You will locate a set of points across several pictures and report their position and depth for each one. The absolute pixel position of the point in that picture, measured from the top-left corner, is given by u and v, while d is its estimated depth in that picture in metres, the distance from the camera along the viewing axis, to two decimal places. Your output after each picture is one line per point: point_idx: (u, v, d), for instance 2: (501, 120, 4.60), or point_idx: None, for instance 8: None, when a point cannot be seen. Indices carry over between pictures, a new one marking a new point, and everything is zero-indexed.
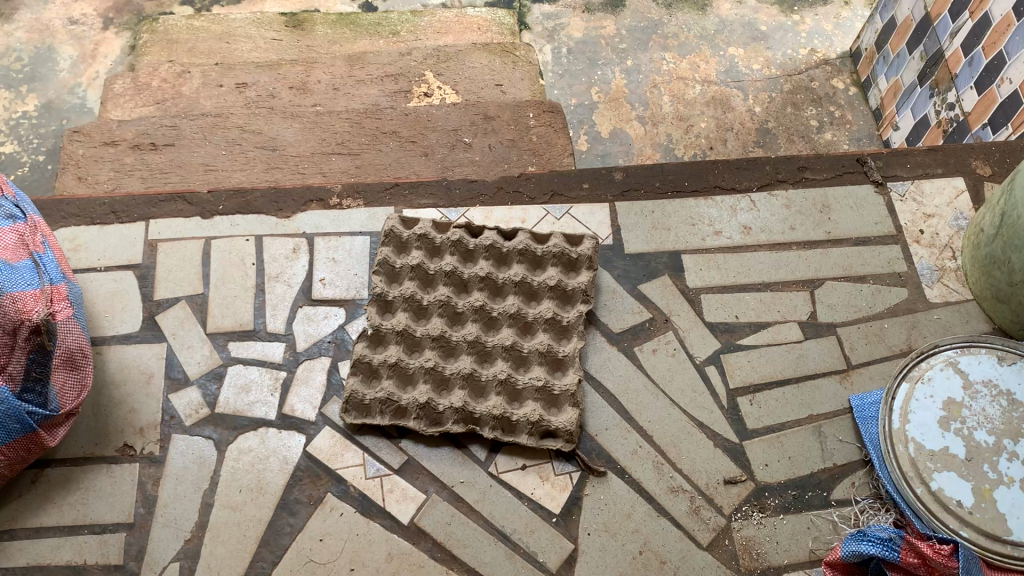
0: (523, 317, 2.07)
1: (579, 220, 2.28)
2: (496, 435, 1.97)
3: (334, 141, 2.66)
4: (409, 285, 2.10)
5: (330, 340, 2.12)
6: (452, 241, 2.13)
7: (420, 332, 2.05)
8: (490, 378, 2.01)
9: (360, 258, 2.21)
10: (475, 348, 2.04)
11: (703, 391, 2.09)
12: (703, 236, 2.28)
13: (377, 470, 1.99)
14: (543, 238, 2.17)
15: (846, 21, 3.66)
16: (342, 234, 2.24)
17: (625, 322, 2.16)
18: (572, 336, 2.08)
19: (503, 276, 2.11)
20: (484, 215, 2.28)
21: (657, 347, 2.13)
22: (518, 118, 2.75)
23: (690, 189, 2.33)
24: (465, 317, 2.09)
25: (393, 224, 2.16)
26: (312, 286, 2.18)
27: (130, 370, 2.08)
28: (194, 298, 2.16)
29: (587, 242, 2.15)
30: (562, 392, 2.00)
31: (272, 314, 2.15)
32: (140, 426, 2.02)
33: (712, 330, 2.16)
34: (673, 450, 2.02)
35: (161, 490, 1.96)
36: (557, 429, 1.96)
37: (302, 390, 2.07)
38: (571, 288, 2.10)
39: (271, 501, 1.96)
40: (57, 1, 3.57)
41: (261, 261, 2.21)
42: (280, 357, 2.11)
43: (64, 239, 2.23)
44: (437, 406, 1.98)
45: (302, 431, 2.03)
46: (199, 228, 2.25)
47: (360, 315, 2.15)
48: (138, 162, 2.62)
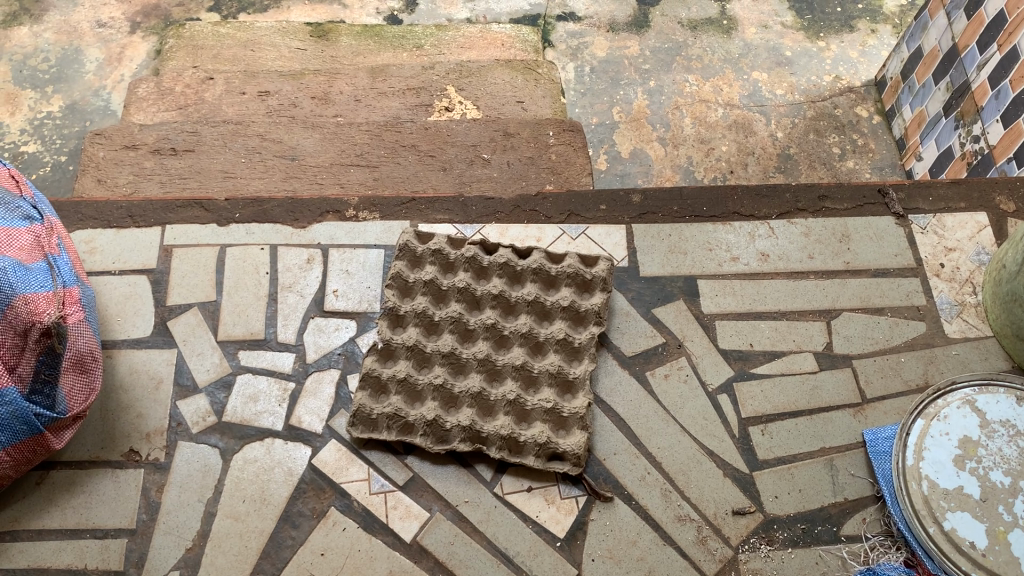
0: (535, 336, 2.05)
1: (595, 241, 2.26)
2: (502, 455, 1.95)
3: (353, 152, 2.66)
4: (421, 300, 2.08)
5: (340, 352, 2.11)
6: (466, 258, 2.12)
7: (431, 348, 2.04)
8: (498, 397, 1.99)
9: (374, 271, 2.20)
10: (484, 366, 2.02)
11: (714, 419, 2.07)
12: (720, 261, 2.25)
13: (382, 486, 1.98)
14: (558, 258, 2.15)
15: (872, 49, 3.64)
16: (357, 246, 2.24)
17: (638, 345, 2.13)
18: (583, 358, 2.06)
19: (516, 295, 2.09)
20: (499, 232, 2.27)
21: (669, 372, 2.10)
22: (537, 135, 2.73)
23: (708, 213, 2.32)
24: (476, 334, 2.07)
25: (407, 239, 2.15)
26: (325, 297, 2.17)
27: (139, 375, 2.08)
28: (206, 305, 2.16)
29: (602, 263, 2.13)
30: (570, 415, 1.98)
31: (284, 324, 2.14)
32: (147, 432, 2.02)
33: (726, 358, 2.14)
34: (681, 478, 2.00)
35: (165, 497, 1.96)
36: (564, 452, 1.94)
37: (310, 402, 2.06)
38: (585, 309, 2.08)
39: (274, 512, 1.95)
40: (87, 5, 3.62)
41: (275, 270, 2.20)
42: (290, 367, 2.10)
43: (80, 241, 2.24)
44: (445, 424, 1.96)
45: (309, 444, 2.02)
46: (215, 234, 2.25)
47: (371, 328, 2.14)
48: (158, 167, 2.64)
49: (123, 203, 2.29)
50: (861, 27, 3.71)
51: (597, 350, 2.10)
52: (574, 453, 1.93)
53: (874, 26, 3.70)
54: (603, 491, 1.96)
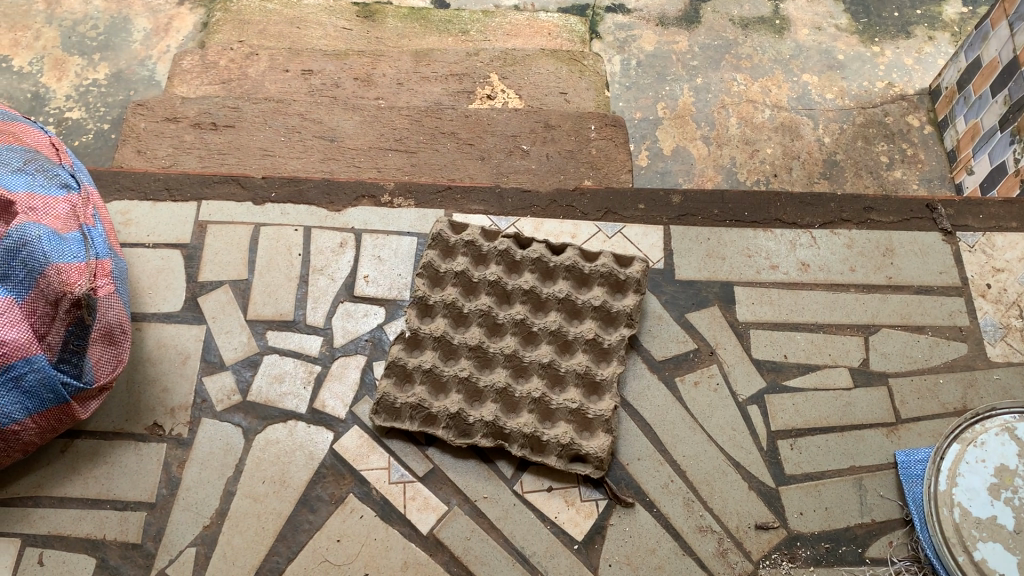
0: (565, 335, 2.02)
1: (631, 240, 2.22)
2: (525, 454, 1.93)
3: (392, 136, 2.64)
4: (452, 291, 2.06)
5: (367, 339, 2.10)
6: (499, 251, 2.09)
7: (458, 341, 2.01)
8: (523, 394, 1.96)
9: (406, 259, 2.18)
10: (511, 362, 2.00)
11: (743, 430, 2.03)
12: (759, 268, 2.20)
13: (401, 476, 1.96)
14: (593, 256, 2.11)
15: (928, 57, 3.54)
16: (390, 232, 2.22)
17: (669, 350, 2.09)
18: (612, 359, 2.02)
19: (548, 292, 2.06)
20: (534, 226, 2.23)
21: (700, 380, 2.06)
22: (579, 128, 2.69)
23: (750, 219, 2.27)
24: (505, 329, 2.04)
25: (441, 228, 2.12)
26: (356, 282, 2.16)
27: (167, 349, 2.08)
28: (237, 283, 2.15)
29: (637, 264, 2.09)
30: (596, 417, 1.94)
31: (313, 307, 2.13)
32: (171, 407, 2.02)
33: (758, 368, 2.09)
34: (705, 487, 1.96)
35: (185, 473, 1.96)
36: (586, 454, 1.91)
37: (335, 386, 2.05)
38: (616, 311, 2.04)
39: (292, 495, 1.94)
40: None
41: (308, 252, 2.19)
42: (317, 351, 2.09)
43: (116, 212, 2.25)
44: (467, 418, 1.94)
45: (331, 429, 2.01)
46: (250, 213, 2.25)
47: (399, 316, 2.12)
48: (197, 141, 2.64)
49: (162, 176, 2.29)
50: (918, 33, 3.61)
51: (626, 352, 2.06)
52: (597, 456, 1.90)
53: (932, 33, 3.60)
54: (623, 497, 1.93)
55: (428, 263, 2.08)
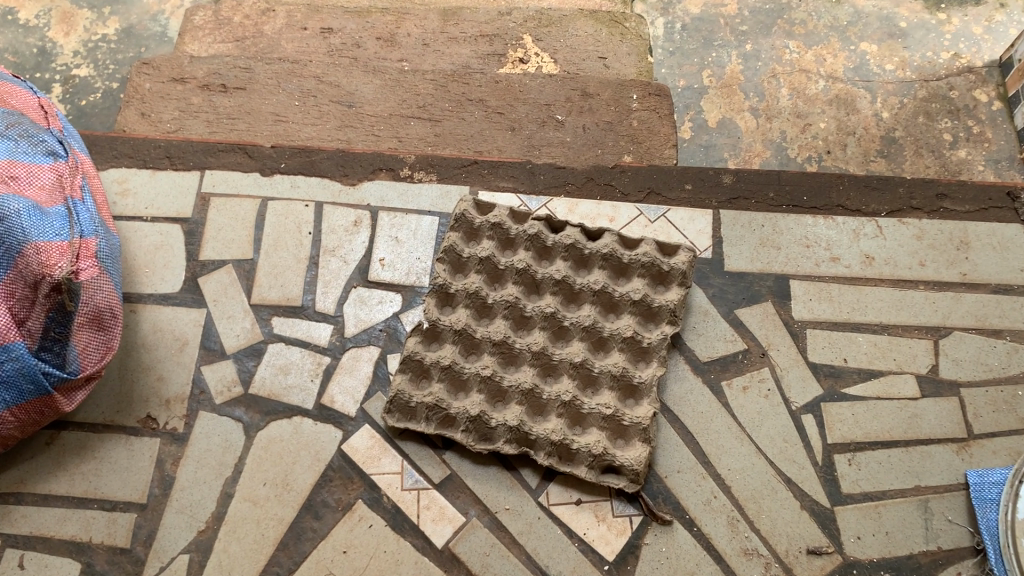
0: (599, 332, 1.82)
1: (676, 225, 1.99)
2: (552, 463, 1.74)
3: (415, 103, 2.43)
4: (475, 279, 1.86)
5: (381, 328, 1.91)
6: (528, 236, 1.88)
7: (480, 334, 1.82)
8: (551, 397, 1.76)
9: (425, 241, 1.98)
10: (538, 360, 1.80)
11: (795, 442, 1.82)
12: (817, 260, 1.98)
13: (415, 483, 1.78)
14: (633, 243, 1.90)
15: (998, 26, 3.25)
16: (410, 211, 2.01)
17: (715, 350, 1.88)
18: (651, 360, 1.81)
19: (582, 283, 1.85)
20: (568, 207, 2.01)
21: (749, 385, 1.86)
22: (620, 97, 2.45)
23: (808, 204, 2.04)
24: (533, 322, 1.84)
25: (465, 208, 1.92)
26: (370, 265, 1.96)
27: (163, 334, 1.90)
28: (241, 262, 1.97)
29: (682, 254, 1.87)
30: (632, 424, 1.74)
31: (323, 292, 1.94)
32: (167, 398, 1.85)
33: (814, 373, 1.88)
34: (752, 506, 1.76)
35: (180, 472, 1.79)
36: (621, 466, 1.71)
37: (345, 380, 1.86)
38: (657, 306, 1.83)
39: (295, 500, 1.77)
40: None
41: (319, 230, 2.00)
42: (326, 340, 1.90)
43: (113, 181, 2.07)
44: (489, 422, 1.75)
45: (339, 427, 1.83)
46: (257, 185, 2.05)
47: (417, 304, 1.93)
48: (205, 104, 2.44)
49: (163, 143, 2.10)
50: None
51: (668, 352, 1.85)
52: (632, 468, 1.70)
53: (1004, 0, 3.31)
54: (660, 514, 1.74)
55: (450, 246, 1.88)
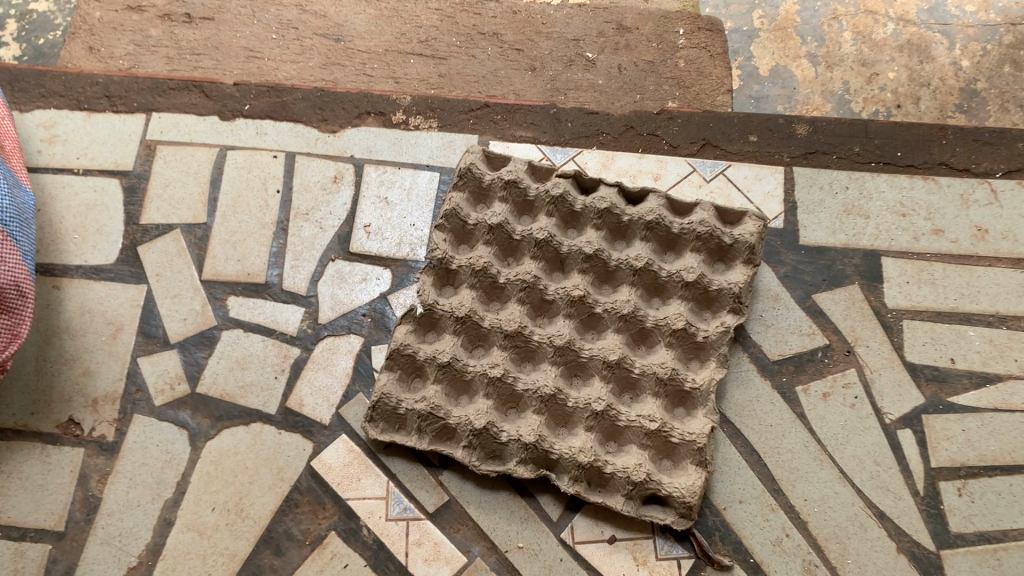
0: (642, 321, 1.41)
1: (738, 186, 1.59)
2: (578, 491, 1.35)
3: (416, 36, 2.02)
4: (483, 252, 1.47)
5: (365, 313, 1.51)
6: (552, 198, 1.48)
7: (489, 323, 1.42)
8: (579, 405, 1.37)
9: (423, 203, 1.58)
10: (563, 356, 1.40)
11: (890, 466, 1.42)
12: (916, 232, 1.57)
13: (404, 512, 1.40)
14: (684, 208, 1.49)
15: None
16: (403, 165, 1.61)
17: (788, 346, 1.48)
18: (707, 359, 1.42)
19: (620, 258, 1.45)
20: (601, 164, 1.60)
21: (830, 391, 1.46)
22: (664, 31, 2.02)
23: (904, 160, 1.63)
24: (556, 308, 1.44)
25: (472, 161, 1.51)
26: (352, 233, 1.56)
27: (91, 317, 1.52)
28: (192, 228, 1.58)
29: (749, 223, 1.46)
30: (682, 443, 1.34)
31: (292, 266, 1.54)
32: (94, 398, 1.47)
33: (914, 376, 1.48)
34: (834, 548, 1.37)
35: (108, 491, 1.42)
36: (668, 496, 1.32)
37: (318, 378, 1.48)
38: (716, 290, 1.43)
39: (252, 531, 1.40)
40: None
41: (290, 188, 1.60)
42: (296, 327, 1.51)
43: (38, 124, 1.67)
44: (499, 437, 1.36)
45: (310, 438, 1.45)
46: (215, 131, 1.65)
47: (411, 282, 1.53)
48: (166, 36, 2.04)
49: (100, 76, 1.70)
50: None
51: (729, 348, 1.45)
52: (683, 500, 1.31)
53: None
54: (717, 558, 1.35)
55: (452, 209, 1.48)
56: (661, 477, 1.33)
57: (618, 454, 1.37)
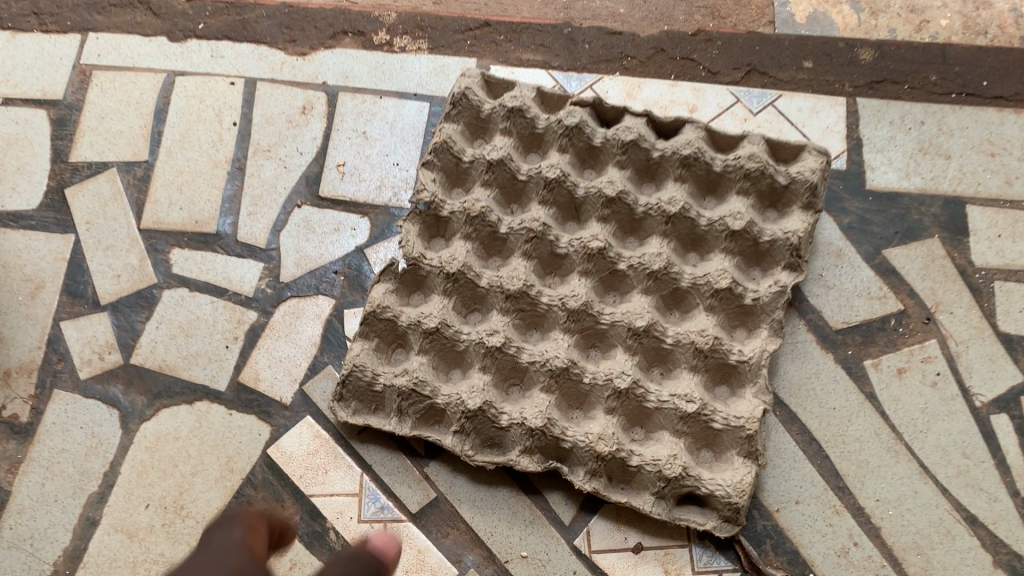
0: (676, 279, 1.14)
1: (790, 119, 1.32)
2: (595, 488, 1.08)
3: None
4: (480, 195, 1.19)
5: (337, 269, 1.24)
6: (565, 128, 1.19)
7: (487, 281, 1.14)
8: (599, 381, 1.09)
9: (409, 137, 1.31)
10: (578, 321, 1.12)
11: (983, 460, 1.15)
12: (1009, 176, 1.28)
13: (381, 513, 1.14)
14: (728, 143, 1.20)
15: None
16: (386, 93, 1.33)
17: (853, 311, 1.21)
18: (758, 327, 1.14)
19: (650, 202, 1.17)
20: (625, 95, 1.34)
21: (906, 366, 1.19)
22: None
23: (992, 90, 1.33)
24: (569, 264, 1.16)
25: (468, 85, 1.22)
26: (323, 173, 1.29)
27: (8, 272, 1.26)
28: (131, 167, 1.31)
29: (810, 159, 1.17)
30: (726, 429, 1.07)
31: (250, 213, 1.27)
32: (8, 370, 1.22)
33: (1009, 350, 1.19)
34: (913, 560, 1.11)
35: (22, 483, 1.17)
36: (709, 496, 1.05)
37: (278, 348, 1.21)
38: (768, 242, 1.15)
39: (194, 534, 1.14)
40: None
41: (249, 120, 1.33)
42: (252, 287, 1.24)
43: None
44: (497, 421, 1.08)
45: (267, 421, 1.18)
46: (162, 54, 1.37)
47: (393, 232, 1.26)
48: None
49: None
50: None
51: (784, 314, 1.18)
52: (726, 500, 1.04)
53: None
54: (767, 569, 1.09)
55: (444, 142, 1.20)
56: (700, 472, 1.06)
57: (646, 443, 1.10)
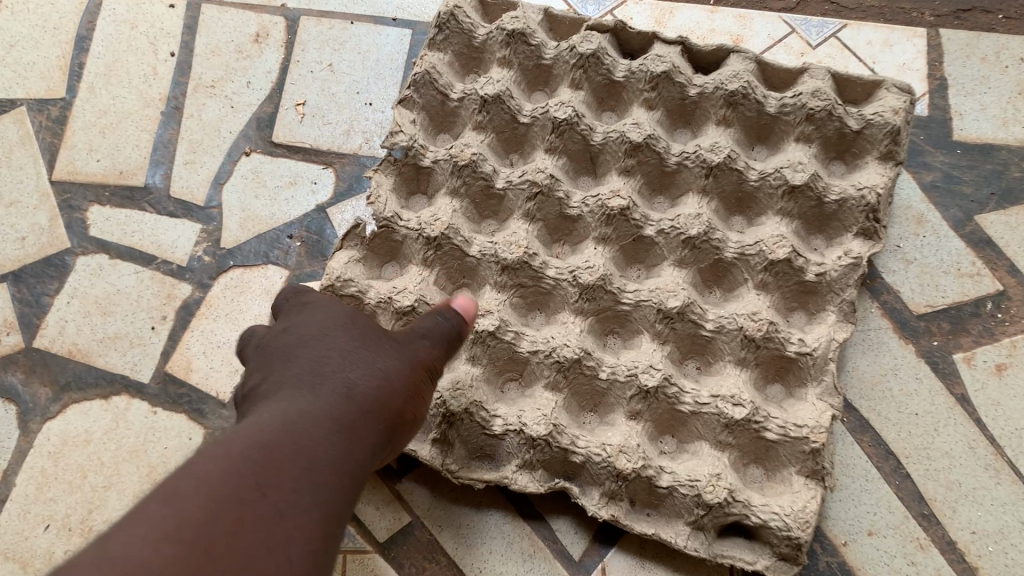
0: (718, 248, 0.87)
1: (855, 53, 1.06)
2: (612, 516, 0.82)
3: None
4: (469, 140, 0.92)
5: (291, 232, 1.00)
6: (579, 56, 0.92)
7: (477, 250, 0.87)
8: (618, 376, 0.83)
9: (384, 71, 1.06)
10: (593, 300, 0.86)
11: None
12: None
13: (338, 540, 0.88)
14: (787, 78, 0.93)
15: None
16: (358, 18, 1.09)
17: (938, 291, 0.97)
18: (824, 311, 0.86)
19: (689, 153, 0.89)
20: (654, 21, 1.09)
21: (1008, 363, 0.93)
22: None
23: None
24: (582, 225, 0.90)
25: (459, 5, 0.96)
26: (278, 114, 1.05)
27: None
28: (44, 105, 1.06)
29: (891, 93, 0.89)
30: (783, 440, 0.80)
31: (186, 163, 1.03)
32: None
33: None
34: None
35: None
36: (762, 528, 0.77)
37: (216, 329, 0.96)
38: (836, 203, 0.87)
39: None
40: None
41: (190, 50, 1.08)
42: (186, 254, 1.00)
43: None
44: (487, 427, 0.82)
45: (197, 420, 0.92)
46: None
47: (363, 187, 1.01)
48: None
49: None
50: None
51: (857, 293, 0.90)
52: (784, 534, 0.76)
53: None
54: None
55: (429, 74, 0.93)
56: (749, 495, 0.78)
57: (677, 458, 0.84)
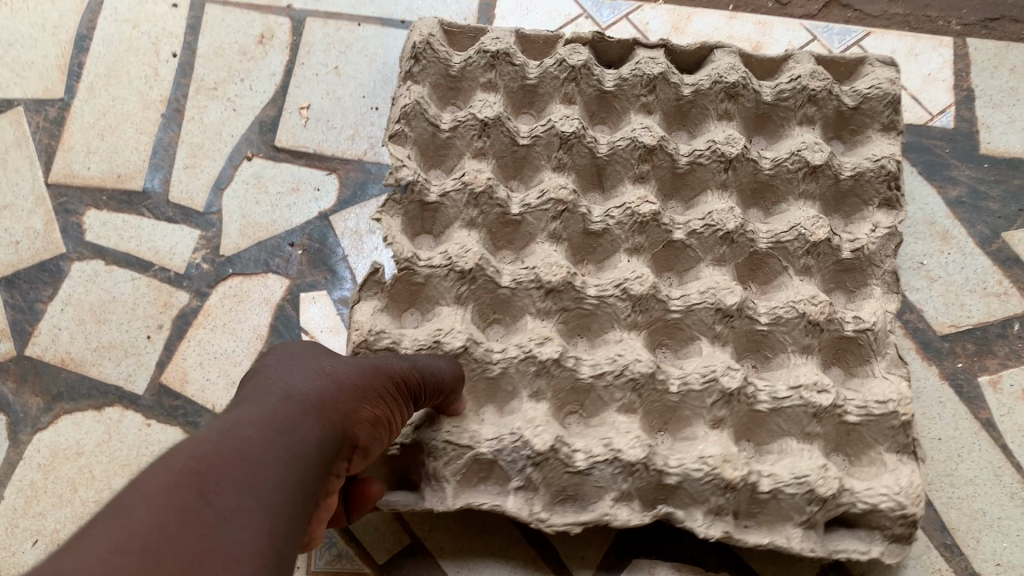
0: (753, 240, 0.80)
1: None
2: (720, 532, 0.70)
3: None
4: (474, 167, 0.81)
5: (294, 241, 0.97)
6: (570, 68, 0.84)
7: (512, 277, 0.75)
8: (693, 386, 0.72)
9: (392, 76, 1.04)
10: (644, 311, 0.76)
11: None
12: None
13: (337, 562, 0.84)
14: (768, 71, 0.90)
15: None
16: (366, 20, 1.06)
17: (965, 309, 0.93)
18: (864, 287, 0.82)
19: (713, 149, 0.83)
20: (672, 25, 1.06)
21: None
22: None
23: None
24: (613, 238, 0.80)
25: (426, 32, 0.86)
26: (281, 117, 1.02)
27: None
28: (41, 105, 1.04)
29: (873, 67, 0.88)
30: (865, 421, 0.74)
31: (185, 168, 1.00)
32: None
33: None
34: None
35: None
36: (871, 514, 0.71)
37: (214, 341, 0.93)
38: (851, 177, 0.84)
39: None
40: None
41: (192, 51, 1.05)
42: (183, 263, 0.96)
43: None
44: (573, 462, 0.68)
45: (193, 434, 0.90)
46: None
47: (368, 197, 0.98)
48: None
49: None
50: None
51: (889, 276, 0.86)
52: (898, 513, 0.70)
53: None
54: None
55: (415, 101, 0.82)
56: (853, 480, 0.71)
57: (765, 460, 0.74)
